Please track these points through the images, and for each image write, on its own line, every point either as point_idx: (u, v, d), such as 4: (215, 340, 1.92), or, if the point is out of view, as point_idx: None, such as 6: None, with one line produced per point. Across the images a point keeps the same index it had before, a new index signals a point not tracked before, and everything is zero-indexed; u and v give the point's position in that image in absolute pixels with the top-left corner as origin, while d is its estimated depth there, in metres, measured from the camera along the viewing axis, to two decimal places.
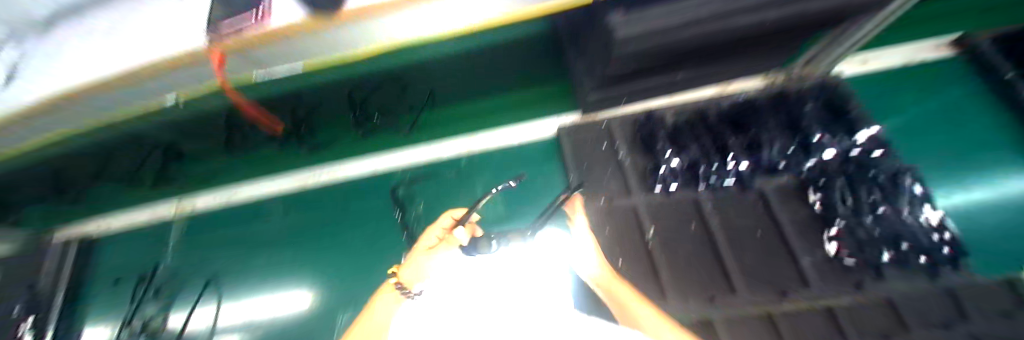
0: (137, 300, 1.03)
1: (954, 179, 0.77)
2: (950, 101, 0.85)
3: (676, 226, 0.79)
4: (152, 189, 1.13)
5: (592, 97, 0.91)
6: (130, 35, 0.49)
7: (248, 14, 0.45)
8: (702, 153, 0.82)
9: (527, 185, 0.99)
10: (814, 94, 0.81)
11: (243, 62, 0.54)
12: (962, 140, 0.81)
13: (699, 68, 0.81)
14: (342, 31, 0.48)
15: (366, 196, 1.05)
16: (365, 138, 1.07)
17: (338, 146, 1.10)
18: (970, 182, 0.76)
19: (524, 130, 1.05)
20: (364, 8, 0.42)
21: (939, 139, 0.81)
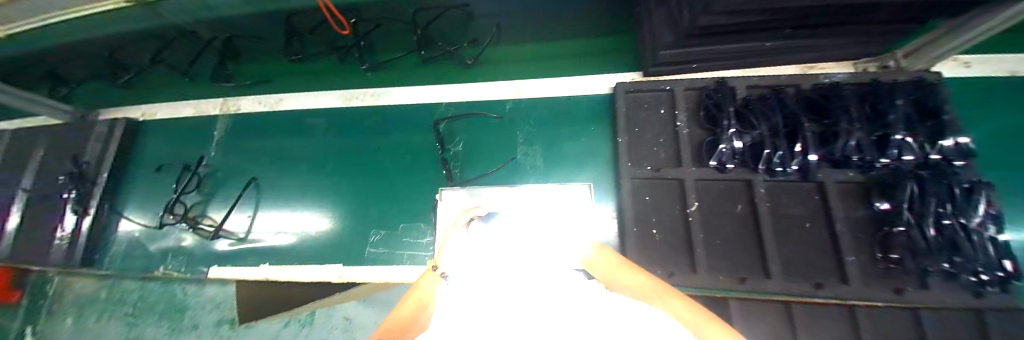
0: (180, 190, 1.07)
1: None
2: None
3: (723, 205, 0.77)
4: (204, 83, 1.18)
5: (661, 56, 0.84)
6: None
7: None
8: (769, 135, 0.77)
9: (570, 140, 0.97)
10: (908, 91, 0.74)
11: None
12: None
13: (789, 40, 0.74)
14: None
15: (408, 126, 1.04)
16: (423, 65, 1.08)
17: (397, 70, 1.10)
18: None
19: (577, 84, 1.02)
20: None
21: None
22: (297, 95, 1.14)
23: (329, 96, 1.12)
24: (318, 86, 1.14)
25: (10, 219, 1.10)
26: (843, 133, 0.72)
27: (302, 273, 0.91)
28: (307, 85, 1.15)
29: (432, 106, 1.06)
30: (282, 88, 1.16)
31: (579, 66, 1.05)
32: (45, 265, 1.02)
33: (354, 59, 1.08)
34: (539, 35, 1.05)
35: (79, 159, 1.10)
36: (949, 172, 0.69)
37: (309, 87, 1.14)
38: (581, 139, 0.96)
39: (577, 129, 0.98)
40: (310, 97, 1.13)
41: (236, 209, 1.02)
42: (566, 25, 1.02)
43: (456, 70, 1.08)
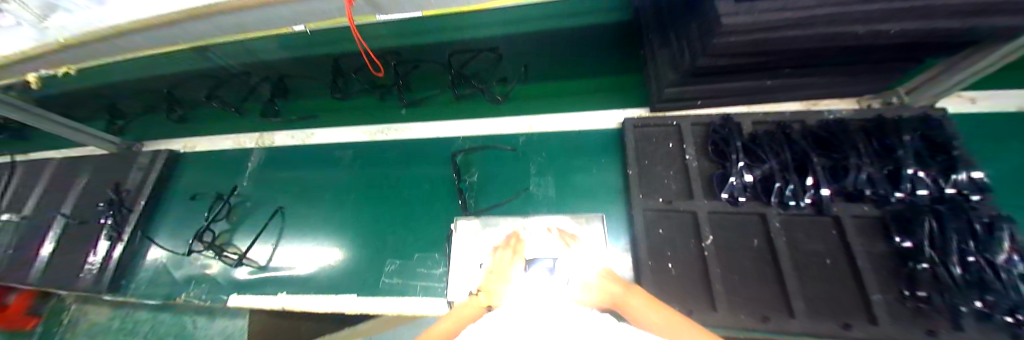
0: (210, 218, 1.12)
1: None
2: None
3: (739, 238, 0.77)
4: (248, 118, 1.31)
5: (666, 94, 0.89)
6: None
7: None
8: (779, 169, 0.78)
9: (582, 173, 1.00)
10: (914, 127, 0.76)
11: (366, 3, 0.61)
12: None
13: (790, 78, 0.78)
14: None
15: (428, 159, 1.10)
16: (455, 102, 1.19)
17: (431, 106, 1.21)
18: None
19: (587, 119, 1.08)
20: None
21: None
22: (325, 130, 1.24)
23: (354, 130, 1.22)
24: (353, 122, 1.25)
25: (48, 244, 1.16)
26: (852, 167, 0.74)
27: (317, 302, 0.91)
28: (341, 120, 1.26)
29: (449, 140, 1.12)
30: (315, 124, 1.27)
31: (592, 101, 1.11)
32: (73, 289, 1.05)
33: (394, 95, 1.22)
34: (561, 72, 1.13)
35: (121, 188, 1.17)
36: (968, 206, 0.68)
37: (343, 123, 1.25)
38: (595, 170, 0.99)
39: (590, 161, 1.01)
40: (341, 132, 1.22)
41: (260, 239, 1.06)
42: (584, 64, 1.12)
43: (480, 104, 1.17)
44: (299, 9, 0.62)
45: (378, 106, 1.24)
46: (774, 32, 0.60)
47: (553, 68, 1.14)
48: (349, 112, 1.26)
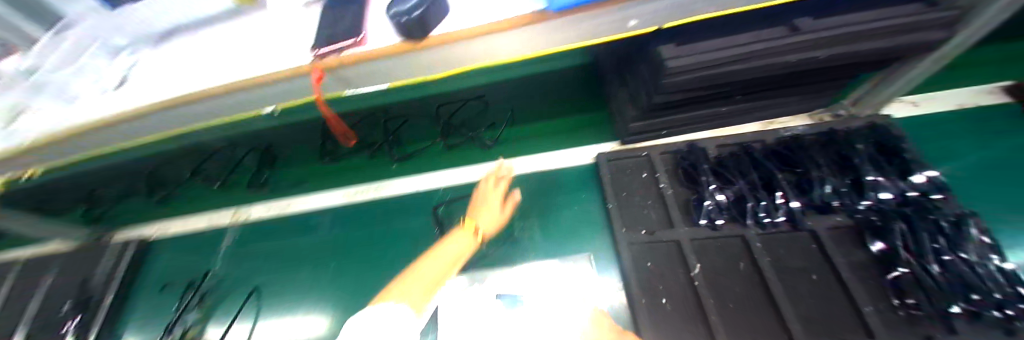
0: (183, 306, 1.05)
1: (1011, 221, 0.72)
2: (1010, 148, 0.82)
3: (724, 264, 0.77)
4: (232, 193, 1.30)
5: (633, 127, 0.94)
6: (261, 51, 0.63)
7: (352, 40, 0.56)
8: (748, 189, 0.81)
9: (564, 212, 1.00)
10: (865, 137, 0.81)
11: (337, 83, 0.64)
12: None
13: (743, 104, 0.87)
14: (427, 53, 0.60)
15: (411, 216, 1.08)
16: (449, 151, 1.19)
17: (421, 156, 1.21)
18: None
19: (563, 157, 1.10)
20: (458, 32, 0.56)
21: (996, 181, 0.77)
22: (303, 197, 1.23)
23: (334, 194, 1.20)
24: (332, 185, 1.23)
25: None
26: (815, 180, 0.77)
27: None
28: (324, 186, 1.24)
29: (429, 193, 1.12)
30: (292, 193, 1.26)
31: (569, 139, 1.14)
32: None
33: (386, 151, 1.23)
34: (540, 114, 1.19)
35: (84, 284, 1.10)
36: (932, 209, 0.69)
37: (324, 188, 1.23)
38: (576, 207, 0.99)
39: (571, 199, 1.02)
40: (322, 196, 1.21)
41: (236, 322, 1.00)
42: (559, 105, 1.19)
43: (467, 149, 1.18)
44: (265, 91, 0.63)
45: (358, 165, 1.24)
46: (719, 67, 0.67)
47: (535, 109, 1.20)
48: (329, 177, 1.25)
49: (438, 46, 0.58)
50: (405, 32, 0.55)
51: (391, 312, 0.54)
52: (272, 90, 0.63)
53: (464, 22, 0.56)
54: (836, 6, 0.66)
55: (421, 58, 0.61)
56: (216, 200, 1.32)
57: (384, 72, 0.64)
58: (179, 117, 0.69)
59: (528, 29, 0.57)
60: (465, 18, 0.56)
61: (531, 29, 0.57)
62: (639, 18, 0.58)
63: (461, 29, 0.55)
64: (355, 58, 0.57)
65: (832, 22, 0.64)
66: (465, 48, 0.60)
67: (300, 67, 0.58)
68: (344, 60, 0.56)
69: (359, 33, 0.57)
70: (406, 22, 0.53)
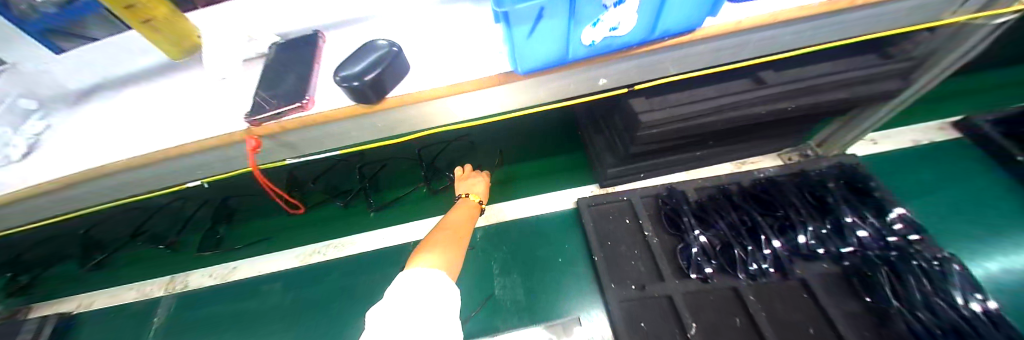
0: None
1: (975, 258, 0.75)
2: (965, 184, 0.86)
3: (720, 319, 0.73)
4: (180, 254, 1.17)
5: (611, 172, 0.92)
6: (196, 115, 0.56)
7: (296, 103, 0.50)
8: (733, 235, 0.79)
9: (547, 266, 0.94)
10: (836, 177, 0.83)
11: (279, 144, 0.58)
12: (982, 221, 0.80)
13: (715, 147, 0.88)
14: (387, 113, 0.55)
15: (379, 274, 1.02)
16: (434, 196, 1.13)
17: (395, 208, 1.13)
18: (991, 263, 0.74)
19: (543, 203, 1.06)
20: (419, 93, 0.52)
21: (956, 217, 0.81)
22: (256, 261, 1.11)
23: (298, 252, 1.11)
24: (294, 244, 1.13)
25: None
26: (796, 224, 0.76)
27: None
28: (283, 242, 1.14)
29: (400, 247, 1.05)
30: (243, 255, 1.13)
31: (546, 183, 1.10)
32: None
33: (361, 200, 1.16)
34: (521, 157, 1.15)
35: None
36: (912, 252, 0.70)
37: (284, 247, 1.13)
38: (560, 259, 0.94)
39: (554, 249, 0.97)
40: (282, 256, 1.10)
41: None
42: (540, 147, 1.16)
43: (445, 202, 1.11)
44: (200, 158, 0.55)
45: (324, 219, 1.16)
46: (693, 119, 0.68)
47: (519, 151, 1.16)
48: (288, 236, 1.14)
49: (401, 106, 0.54)
50: (359, 96, 0.49)
51: (429, 273, 0.50)
52: (209, 156, 0.56)
53: (431, 81, 0.53)
54: (798, 57, 0.69)
55: (379, 119, 0.56)
56: (153, 265, 1.17)
57: (343, 134, 0.59)
58: (92, 190, 0.59)
59: (497, 89, 0.55)
60: (427, 77, 0.53)
61: (500, 89, 0.55)
62: (608, 77, 0.57)
63: (426, 90, 0.52)
64: (301, 122, 0.52)
65: (795, 74, 0.66)
66: (427, 108, 0.56)
67: (235, 134, 0.52)
68: (289, 123, 0.51)
69: (303, 96, 0.51)
70: (351, 88, 0.48)
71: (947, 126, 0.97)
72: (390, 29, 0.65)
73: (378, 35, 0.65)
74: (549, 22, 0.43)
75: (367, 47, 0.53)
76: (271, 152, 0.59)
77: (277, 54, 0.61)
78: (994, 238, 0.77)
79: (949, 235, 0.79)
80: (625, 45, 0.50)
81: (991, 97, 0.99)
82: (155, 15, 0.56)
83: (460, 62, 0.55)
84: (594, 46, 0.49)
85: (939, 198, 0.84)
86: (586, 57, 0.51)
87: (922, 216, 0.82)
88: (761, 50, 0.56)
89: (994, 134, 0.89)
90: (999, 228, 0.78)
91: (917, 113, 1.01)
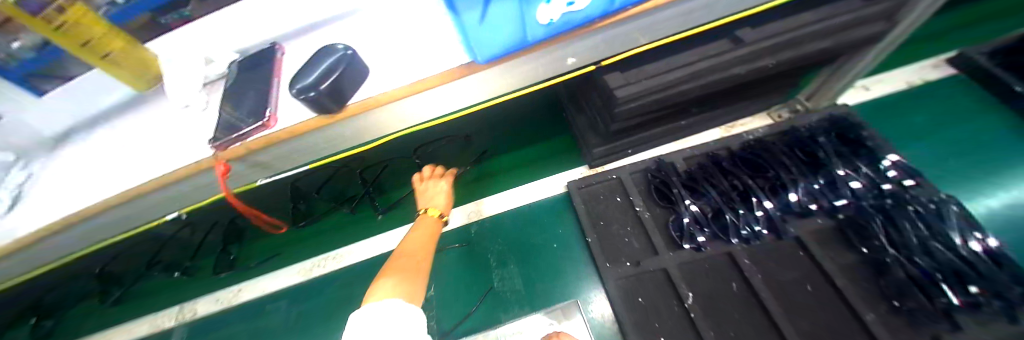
0: None
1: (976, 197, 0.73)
2: (962, 122, 0.84)
3: (717, 287, 0.72)
4: (187, 282, 1.17)
5: (598, 152, 0.90)
6: (159, 147, 0.54)
7: (258, 121, 0.48)
8: (724, 201, 0.78)
9: (547, 254, 0.93)
10: (825, 130, 0.81)
11: (247, 167, 0.56)
12: (982, 159, 0.78)
13: (700, 115, 0.86)
14: (351, 122, 0.52)
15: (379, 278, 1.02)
16: None
17: (394, 211, 1.12)
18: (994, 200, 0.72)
19: (536, 190, 1.04)
20: (378, 96, 0.49)
21: (955, 158, 0.79)
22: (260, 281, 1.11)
23: (301, 267, 1.10)
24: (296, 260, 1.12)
25: None
26: (787, 183, 0.75)
27: None
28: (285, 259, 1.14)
29: None
30: (248, 276, 1.13)
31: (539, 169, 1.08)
32: None
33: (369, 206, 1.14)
34: (514, 144, 1.13)
35: None
36: (906, 197, 0.68)
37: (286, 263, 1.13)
38: (554, 244, 0.94)
39: (548, 235, 0.96)
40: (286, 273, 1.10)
41: None
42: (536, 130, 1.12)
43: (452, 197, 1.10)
44: (173, 192, 0.54)
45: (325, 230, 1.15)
46: (671, 88, 0.65)
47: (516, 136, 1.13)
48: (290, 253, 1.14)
49: (359, 115, 0.51)
50: (320, 108, 0.47)
51: (394, 306, 0.48)
52: (183, 188, 0.54)
53: (389, 82, 0.50)
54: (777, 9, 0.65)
55: (347, 127, 0.53)
56: (163, 297, 1.17)
57: (309, 148, 0.56)
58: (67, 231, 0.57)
59: (464, 82, 0.51)
60: (388, 77, 0.50)
61: (463, 83, 0.52)
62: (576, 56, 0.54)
63: (383, 92, 0.49)
64: (266, 141, 0.49)
65: (776, 28, 0.62)
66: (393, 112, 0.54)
67: (201, 162, 0.50)
68: (253, 144, 0.49)
69: (263, 114, 0.49)
70: (313, 95, 0.45)
71: (942, 63, 0.94)
72: (346, 31, 0.62)
73: (334, 39, 0.61)
74: (500, 5, 0.40)
75: (322, 53, 0.51)
76: (241, 176, 0.57)
77: (235, 74, 0.58)
78: (995, 175, 0.75)
79: (947, 177, 0.77)
80: (586, 21, 0.47)
81: (987, 27, 0.95)
82: (112, 50, 0.55)
83: (417, 58, 0.52)
84: (552, 25, 0.46)
85: (936, 140, 0.82)
86: (546, 38, 0.48)
87: (918, 160, 0.80)
88: (734, 6, 0.52)
89: (991, 66, 0.85)
90: (998, 164, 0.76)
91: (912, 53, 0.97)
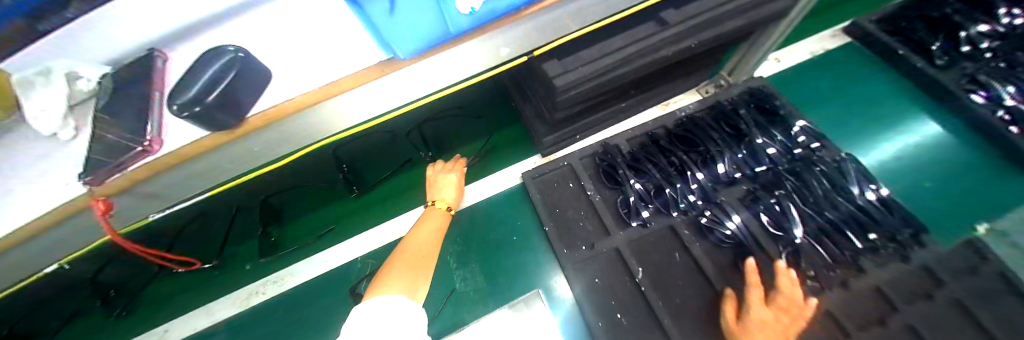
0: None
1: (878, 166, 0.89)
2: (854, 89, 1.00)
3: (663, 259, 0.78)
4: None
5: (547, 141, 0.90)
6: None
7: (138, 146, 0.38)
8: (663, 176, 0.82)
9: (508, 247, 0.93)
10: (746, 103, 0.87)
11: (137, 200, 0.46)
12: (873, 124, 0.95)
13: (638, 96, 0.87)
14: (248, 140, 0.42)
15: (324, 301, 0.90)
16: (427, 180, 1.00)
17: (361, 214, 0.99)
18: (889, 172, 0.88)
19: (490, 185, 1.01)
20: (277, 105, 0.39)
21: (853, 123, 0.95)
22: (186, 318, 0.90)
23: (220, 309, 0.91)
24: (193, 309, 0.91)
25: None
26: (716, 156, 0.80)
27: None
28: (184, 309, 0.91)
29: (347, 268, 0.93)
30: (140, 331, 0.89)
31: (495, 162, 1.02)
32: None
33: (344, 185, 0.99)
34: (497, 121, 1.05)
35: None
36: (813, 158, 0.79)
37: (189, 311, 0.91)
38: (514, 238, 0.92)
39: (507, 227, 0.95)
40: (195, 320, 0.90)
41: None
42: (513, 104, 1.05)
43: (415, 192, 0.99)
44: (49, 241, 0.45)
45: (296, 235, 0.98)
46: (608, 74, 0.65)
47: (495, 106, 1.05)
48: (289, 243, 0.97)
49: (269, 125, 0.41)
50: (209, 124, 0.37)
51: (397, 302, 0.46)
52: (62, 234, 0.45)
53: (300, 83, 0.41)
54: None
55: (270, 135, 0.43)
56: None
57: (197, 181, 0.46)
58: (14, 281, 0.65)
59: (388, 89, 0.43)
60: (294, 81, 0.41)
61: (385, 92, 0.43)
62: (507, 45, 0.45)
63: (304, 92, 0.40)
64: (151, 168, 0.39)
65: (694, 8, 0.65)
66: (288, 128, 0.42)
67: (74, 201, 0.40)
68: (137, 173, 0.39)
69: (141, 135, 0.38)
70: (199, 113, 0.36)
71: (837, 33, 1.10)
72: (251, 24, 0.46)
73: (225, 36, 0.47)
74: None
75: (207, 55, 0.38)
76: (121, 209, 0.46)
77: (111, 93, 0.44)
78: (892, 146, 0.91)
79: (854, 143, 0.93)
80: (512, 7, 0.40)
81: (860, 6, 1.14)
82: None
83: (319, 59, 0.42)
84: (474, 14, 0.38)
85: (838, 106, 0.98)
86: (473, 28, 0.40)
87: (829, 127, 0.95)
88: None
89: (877, 33, 1.03)
90: (882, 128, 0.94)
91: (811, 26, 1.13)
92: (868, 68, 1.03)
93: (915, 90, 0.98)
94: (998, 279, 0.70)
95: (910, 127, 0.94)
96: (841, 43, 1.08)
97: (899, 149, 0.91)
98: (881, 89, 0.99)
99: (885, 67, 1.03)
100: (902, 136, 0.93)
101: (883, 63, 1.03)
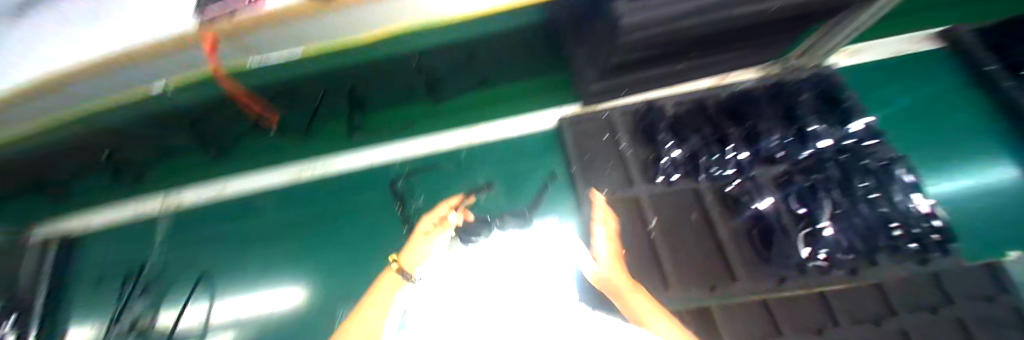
0: (124, 298, 1.01)
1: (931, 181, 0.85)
2: (925, 100, 0.94)
3: (679, 216, 0.81)
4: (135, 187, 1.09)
5: (592, 89, 0.88)
6: None
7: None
8: (702, 142, 0.84)
9: (529, 179, 0.98)
10: (813, 87, 0.84)
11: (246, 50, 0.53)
12: (933, 141, 0.91)
13: (700, 60, 0.79)
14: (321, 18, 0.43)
15: (365, 190, 1.03)
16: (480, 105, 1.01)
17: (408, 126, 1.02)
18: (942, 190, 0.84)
19: (524, 123, 1.03)
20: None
21: (911, 136, 0.92)
22: (247, 178, 1.07)
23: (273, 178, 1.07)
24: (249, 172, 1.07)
25: None
26: (764, 133, 0.80)
27: None
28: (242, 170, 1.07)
29: (387, 168, 1.04)
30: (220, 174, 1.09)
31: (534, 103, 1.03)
32: None
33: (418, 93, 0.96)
34: None
35: None
36: (863, 153, 0.77)
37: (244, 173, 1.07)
38: (541, 173, 0.98)
39: (533, 164, 1.00)
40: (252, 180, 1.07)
41: (194, 300, 0.98)
42: None
43: (461, 114, 1.01)
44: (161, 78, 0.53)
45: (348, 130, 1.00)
46: (674, 23, 0.62)
47: None
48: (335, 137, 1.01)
49: (347, 6, 0.42)
50: None
51: None
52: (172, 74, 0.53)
53: None
54: None
55: (342, 18, 0.45)
56: None
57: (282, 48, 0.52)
58: None
59: None
60: None
61: None
62: None
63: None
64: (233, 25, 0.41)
65: None
66: (346, 18, 0.45)
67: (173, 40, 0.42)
68: (219, 28, 0.41)
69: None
70: None
71: None
72: None
73: None
74: None
75: None
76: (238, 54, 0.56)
77: None
78: (946, 167, 0.88)
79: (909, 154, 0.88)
80: None
81: None
82: None
83: None
84: None
85: (903, 115, 0.93)
86: None
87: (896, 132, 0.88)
88: None
89: (975, 43, 0.94)
90: (941, 147, 0.90)
91: None
92: (948, 83, 0.96)
93: (988, 115, 0.93)
94: (1010, 312, 0.69)
95: (969, 153, 0.90)
96: (929, 48, 0.97)
97: (953, 170, 0.88)
98: (963, 123, 0.92)
99: (967, 85, 0.96)
100: (959, 159, 0.89)
101: (966, 80, 0.96)
